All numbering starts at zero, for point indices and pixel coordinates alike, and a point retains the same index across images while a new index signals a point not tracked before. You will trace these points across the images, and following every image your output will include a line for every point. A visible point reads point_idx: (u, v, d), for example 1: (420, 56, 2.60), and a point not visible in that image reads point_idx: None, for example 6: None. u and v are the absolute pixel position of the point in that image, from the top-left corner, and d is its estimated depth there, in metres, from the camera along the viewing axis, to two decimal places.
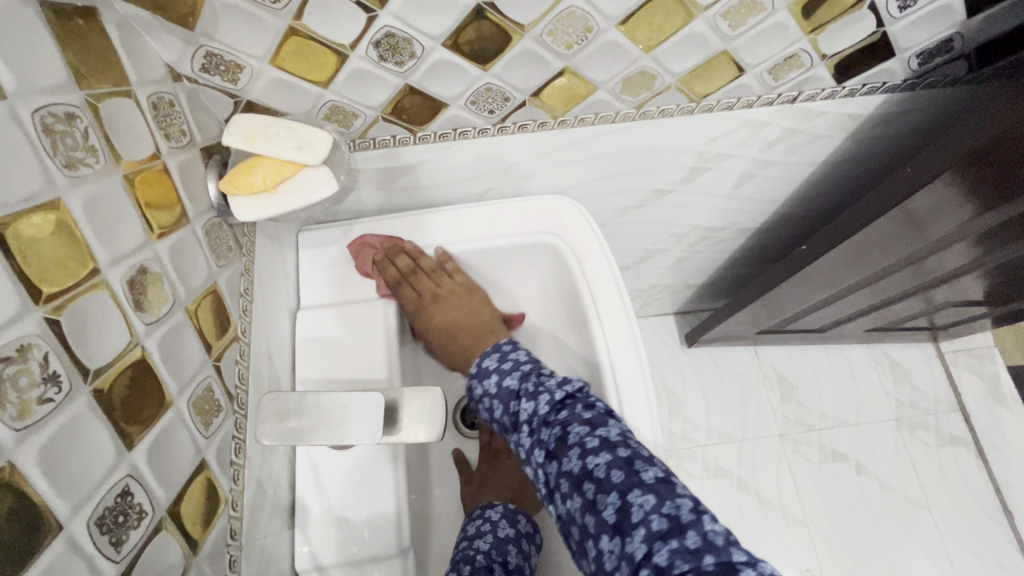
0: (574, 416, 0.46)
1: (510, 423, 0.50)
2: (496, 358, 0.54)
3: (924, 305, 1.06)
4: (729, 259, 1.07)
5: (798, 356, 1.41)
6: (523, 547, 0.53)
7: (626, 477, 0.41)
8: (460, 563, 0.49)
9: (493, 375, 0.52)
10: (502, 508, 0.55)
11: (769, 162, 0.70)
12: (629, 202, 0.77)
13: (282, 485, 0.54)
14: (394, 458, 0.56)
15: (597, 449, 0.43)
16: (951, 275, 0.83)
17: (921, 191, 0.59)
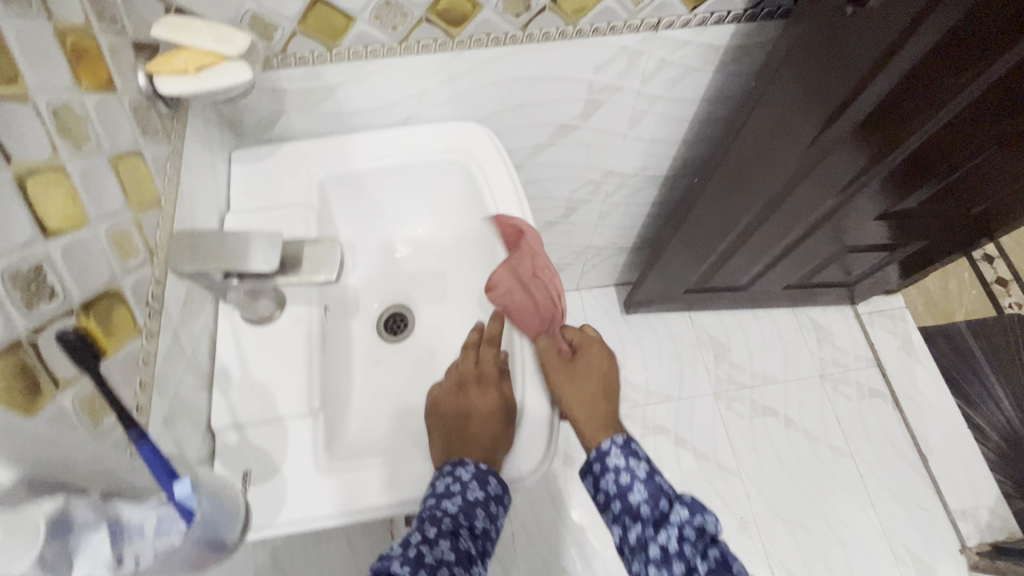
0: (694, 539, 0.51)
1: (652, 518, 0.54)
2: (623, 452, 0.58)
3: (835, 252, 1.18)
4: (651, 214, 1.17)
5: (730, 321, 1.50)
6: (490, 511, 0.55)
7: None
8: (427, 524, 0.51)
9: (637, 473, 0.57)
10: (475, 469, 0.55)
11: (654, 97, 0.81)
12: (539, 139, 0.87)
13: (204, 352, 0.59)
14: (310, 330, 0.62)
15: (717, 566, 0.49)
16: (857, 185, 0.92)
17: (769, 86, 0.72)
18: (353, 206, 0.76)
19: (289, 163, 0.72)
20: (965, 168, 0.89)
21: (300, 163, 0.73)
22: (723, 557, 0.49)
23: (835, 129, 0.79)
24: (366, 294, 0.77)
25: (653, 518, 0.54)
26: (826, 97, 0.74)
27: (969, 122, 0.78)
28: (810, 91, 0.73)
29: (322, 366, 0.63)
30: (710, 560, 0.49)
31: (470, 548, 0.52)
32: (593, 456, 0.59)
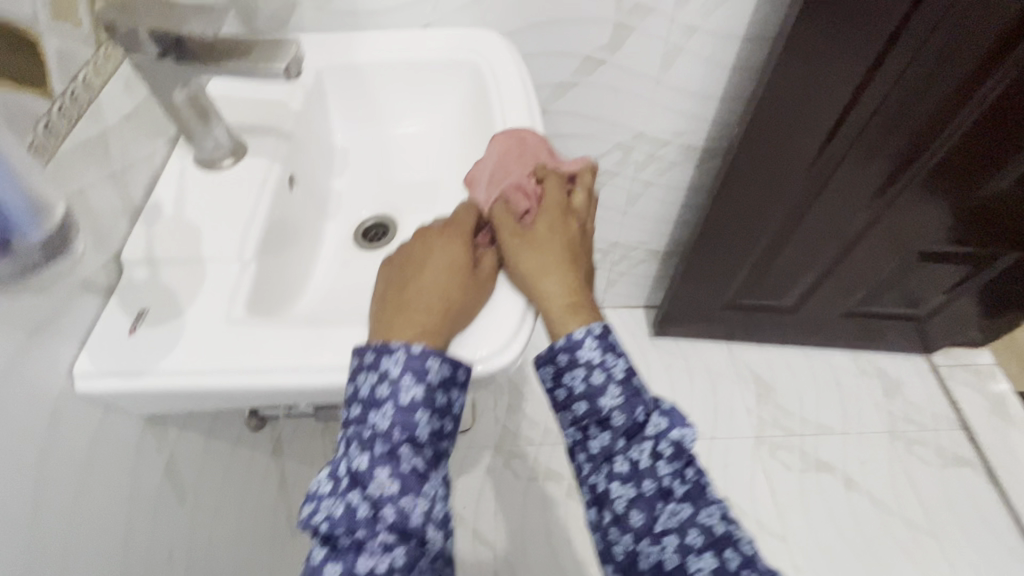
0: (672, 456, 0.45)
1: (624, 428, 0.47)
2: (599, 346, 0.48)
3: (893, 257, 1.08)
4: (686, 205, 1.07)
5: (777, 359, 1.30)
6: (438, 403, 0.43)
7: (707, 502, 0.44)
8: (357, 446, 0.41)
9: (613, 363, 0.49)
10: (404, 359, 0.42)
11: (690, 28, 0.74)
12: (563, 75, 0.80)
13: (139, 182, 0.52)
14: (265, 182, 0.55)
15: (688, 486, 0.45)
16: (908, 152, 0.89)
17: (791, 28, 0.71)
18: (351, 103, 0.70)
19: None
20: (1006, 130, 0.85)
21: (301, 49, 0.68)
22: (693, 474, 0.45)
23: (875, 77, 0.77)
24: (351, 198, 0.70)
25: (626, 429, 0.47)
26: (853, 36, 0.72)
27: (998, 67, 0.77)
28: (833, 34, 0.72)
29: (269, 225, 0.53)
30: (686, 481, 0.45)
31: (417, 464, 0.42)
32: (561, 348, 0.49)
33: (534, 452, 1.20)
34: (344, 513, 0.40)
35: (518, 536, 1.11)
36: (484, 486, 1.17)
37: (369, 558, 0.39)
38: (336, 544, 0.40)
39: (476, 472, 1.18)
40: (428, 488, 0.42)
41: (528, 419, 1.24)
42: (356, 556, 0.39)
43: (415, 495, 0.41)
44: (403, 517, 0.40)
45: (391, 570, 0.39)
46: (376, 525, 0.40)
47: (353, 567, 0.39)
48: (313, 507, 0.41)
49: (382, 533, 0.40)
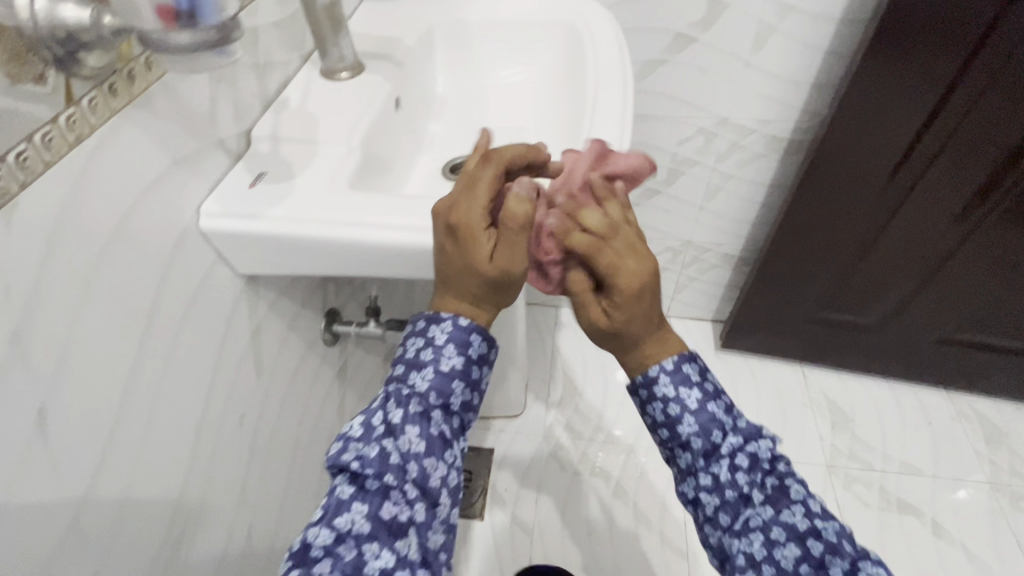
0: (751, 467, 0.41)
1: (705, 450, 0.42)
2: (678, 373, 0.43)
3: (989, 283, 1.01)
4: (766, 204, 1.04)
5: (856, 389, 1.19)
6: (473, 378, 0.45)
7: (806, 497, 0.41)
8: (394, 408, 0.43)
9: (692, 390, 0.43)
10: (451, 328, 0.44)
11: (788, 7, 0.77)
12: (654, 51, 0.84)
13: (274, 79, 0.59)
14: (376, 93, 0.61)
15: (790, 485, 0.41)
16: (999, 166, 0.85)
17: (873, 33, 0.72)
18: (456, 55, 0.77)
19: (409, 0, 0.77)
20: None
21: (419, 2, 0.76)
22: (777, 478, 0.41)
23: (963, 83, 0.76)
24: (446, 138, 0.75)
25: (721, 433, 0.42)
26: (939, 38, 0.72)
27: None
28: (918, 37, 0.72)
29: (375, 128, 0.59)
30: (770, 486, 0.41)
31: (445, 429, 0.44)
32: (643, 381, 0.44)
33: (582, 446, 1.17)
34: (375, 457, 0.41)
35: (558, 526, 1.07)
36: (527, 471, 1.15)
37: (393, 506, 0.41)
38: (362, 486, 0.41)
39: (521, 456, 1.16)
40: (448, 453, 0.44)
41: (580, 413, 1.22)
42: (380, 502, 0.41)
43: (437, 459, 0.43)
44: (425, 476, 0.42)
45: (410, 521, 0.41)
46: (403, 476, 0.41)
47: (378, 513, 0.40)
48: (341, 447, 0.42)
49: (407, 486, 0.41)
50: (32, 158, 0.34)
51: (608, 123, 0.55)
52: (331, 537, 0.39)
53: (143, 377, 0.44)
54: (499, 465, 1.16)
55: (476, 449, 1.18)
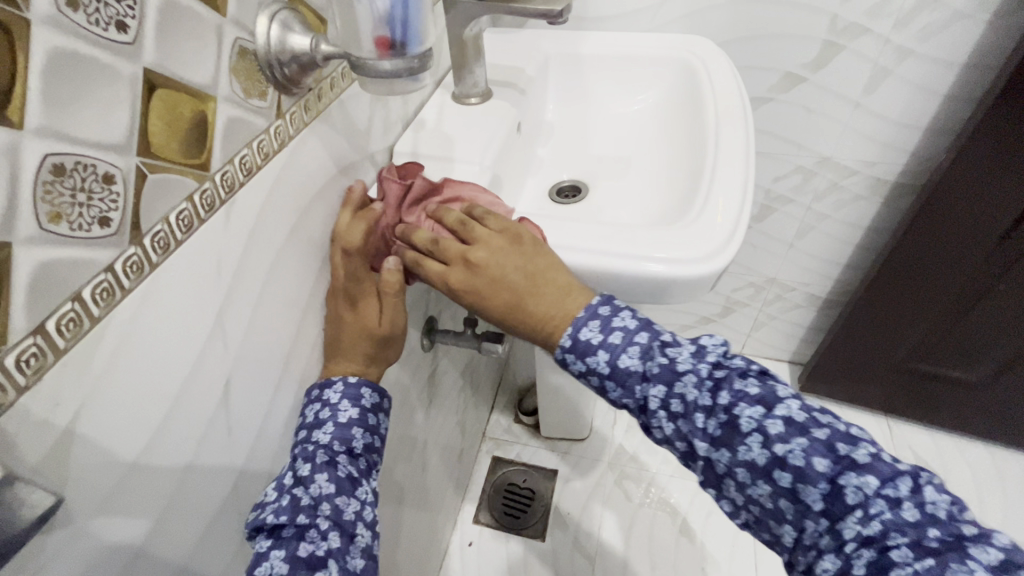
0: (705, 412, 0.39)
1: (642, 409, 0.42)
2: (598, 324, 0.42)
3: None
4: (863, 247, 1.01)
5: (950, 449, 1.12)
6: (370, 424, 0.48)
7: (762, 422, 0.37)
8: (298, 461, 0.44)
9: (600, 350, 0.42)
10: (343, 386, 0.48)
11: (906, 52, 0.76)
12: (760, 90, 0.85)
13: (413, 102, 0.65)
14: (503, 118, 0.65)
15: (785, 434, 0.36)
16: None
17: (1003, 84, 0.70)
18: (568, 84, 0.81)
19: (529, 32, 0.81)
20: None
21: (539, 35, 0.81)
22: (748, 416, 0.37)
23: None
24: (553, 160, 0.78)
25: (680, 394, 0.39)
26: None
27: None
28: None
29: (502, 150, 0.63)
30: (723, 424, 0.38)
31: (352, 470, 0.45)
32: (565, 346, 0.43)
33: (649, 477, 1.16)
34: (286, 505, 0.41)
35: (622, 556, 1.06)
36: (591, 497, 1.14)
37: (309, 543, 0.40)
38: (280, 535, 0.41)
39: (585, 480, 1.16)
40: (360, 490, 0.45)
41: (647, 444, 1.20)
42: (297, 544, 0.40)
43: (349, 496, 0.44)
44: (338, 511, 0.43)
45: (329, 554, 0.41)
46: (316, 514, 0.41)
47: (295, 552, 0.40)
48: (259, 510, 0.42)
49: (320, 521, 0.41)
50: (249, 160, 0.39)
51: (733, 159, 0.57)
52: None
53: (295, 364, 0.49)
54: (562, 486, 1.16)
55: (541, 469, 1.19)
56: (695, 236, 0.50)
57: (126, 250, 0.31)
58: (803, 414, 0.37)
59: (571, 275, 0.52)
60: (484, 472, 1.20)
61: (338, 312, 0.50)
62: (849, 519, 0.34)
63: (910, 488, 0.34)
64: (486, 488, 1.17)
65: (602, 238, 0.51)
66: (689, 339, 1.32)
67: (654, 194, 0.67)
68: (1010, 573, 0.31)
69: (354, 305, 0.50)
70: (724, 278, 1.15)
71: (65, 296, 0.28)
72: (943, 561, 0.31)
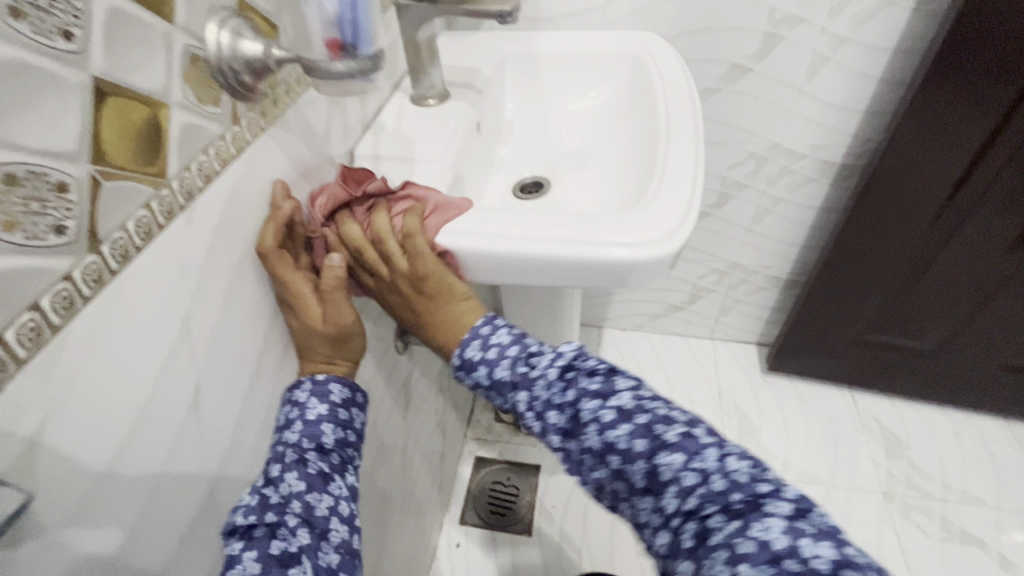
0: (558, 407, 0.42)
1: (512, 411, 0.45)
2: (480, 343, 0.47)
3: None
4: (816, 227, 1.06)
5: (910, 416, 1.18)
6: (342, 420, 0.48)
7: (598, 412, 0.39)
8: (270, 461, 0.44)
9: (480, 366, 0.46)
10: (310, 386, 0.48)
11: (840, 40, 0.81)
12: (710, 81, 0.88)
13: (372, 106, 0.66)
14: (461, 118, 0.67)
15: (614, 422, 0.38)
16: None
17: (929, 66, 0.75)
18: (524, 83, 0.83)
19: (483, 34, 0.83)
20: None
21: (493, 37, 0.83)
22: (581, 406, 0.40)
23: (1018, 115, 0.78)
24: (514, 158, 0.80)
25: (538, 397, 0.42)
26: (1000, 69, 0.75)
27: None
28: (976, 67, 0.75)
29: (461, 149, 0.65)
30: (569, 417, 0.41)
31: (324, 466, 0.45)
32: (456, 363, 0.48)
33: None
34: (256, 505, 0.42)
35: (608, 545, 1.08)
36: (574, 489, 1.16)
37: (281, 542, 0.41)
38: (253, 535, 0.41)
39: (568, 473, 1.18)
40: (333, 486, 0.45)
41: None
42: (269, 542, 0.41)
43: (320, 492, 0.44)
44: (309, 508, 0.43)
45: (301, 550, 0.41)
46: (285, 513, 0.42)
47: (267, 550, 0.41)
48: (231, 514, 0.42)
49: (289, 519, 0.42)
50: (206, 166, 0.39)
51: (683, 147, 0.59)
52: None
53: (266, 368, 0.49)
54: (545, 481, 1.17)
55: (524, 465, 1.20)
56: (649, 220, 0.52)
57: (83, 258, 0.31)
58: (631, 401, 0.39)
59: (532, 265, 0.53)
60: (468, 473, 1.20)
61: (283, 314, 0.50)
62: (669, 493, 0.36)
63: (717, 457, 0.36)
64: (471, 488, 1.18)
65: (557, 228, 0.52)
66: (661, 328, 1.35)
67: (612, 185, 0.70)
68: (802, 521, 0.32)
69: (294, 307, 0.48)
70: (689, 265, 1.19)
71: (24, 306, 0.28)
72: (747, 526, 0.33)
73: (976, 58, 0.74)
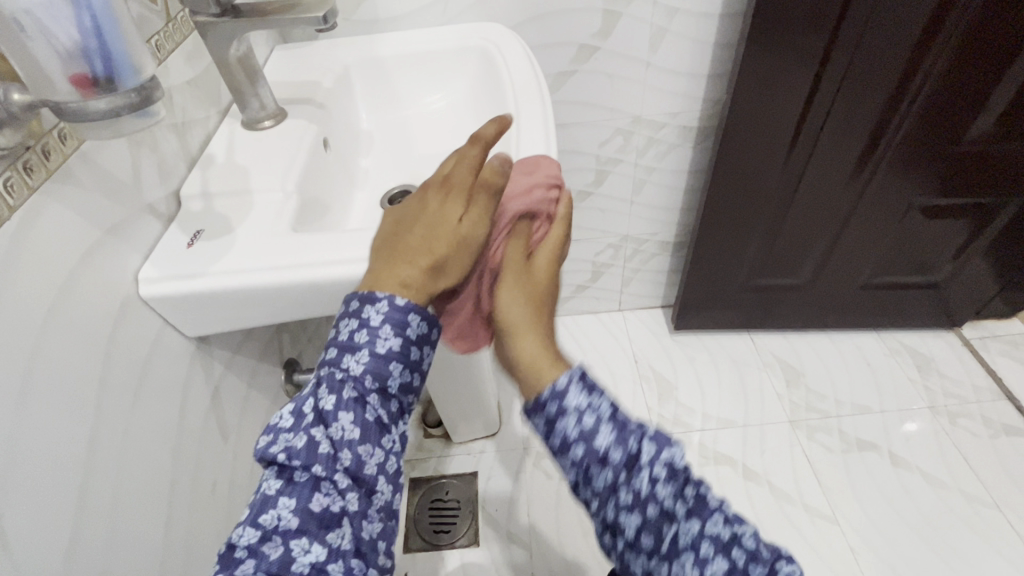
0: (668, 473, 0.41)
1: (618, 464, 0.41)
2: (583, 389, 0.43)
3: (895, 229, 1.10)
4: (690, 190, 1.12)
5: (802, 346, 1.28)
6: (411, 359, 0.46)
7: (719, 507, 0.41)
8: (332, 385, 0.44)
9: (575, 413, 0.42)
10: (387, 310, 0.44)
11: (672, 10, 0.83)
12: (562, 64, 0.89)
13: (196, 138, 0.59)
14: (303, 137, 0.61)
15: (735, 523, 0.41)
16: (876, 127, 0.94)
17: (751, 28, 0.80)
18: (376, 93, 0.79)
19: (320, 45, 0.78)
20: (998, 79, 0.88)
21: (332, 48, 0.78)
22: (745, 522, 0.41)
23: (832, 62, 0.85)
24: (379, 171, 0.76)
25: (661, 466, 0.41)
26: (812, 21, 0.80)
27: (966, 26, 0.82)
28: (791, 23, 0.80)
29: (308, 171, 0.60)
30: (688, 497, 0.41)
31: (381, 414, 0.46)
32: (546, 398, 0.43)
33: None
34: (307, 446, 0.43)
35: (556, 535, 1.08)
36: (514, 487, 1.15)
37: (323, 498, 0.43)
38: (292, 480, 0.43)
39: (505, 474, 1.16)
40: (385, 440, 0.46)
41: None
42: (311, 495, 0.43)
43: (371, 445, 0.45)
44: (358, 463, 0.44)
45: (343, 510, 0.44)
46: (333, 468, 0.43)
47: (308, 505, 0.43)
48: (279, 441, 0.43)
49: (338, 475, 0.43)
50: None
51: (534, 139, 0.58)
52: (258, 536, 0.42)
53: (102, 460, 0.42)
54: (485, 486, 1.15)
55: (461, 475, 1.17)
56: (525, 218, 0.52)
57: None
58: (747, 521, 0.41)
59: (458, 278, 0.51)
60: (405, 497, 1.15)
61: (429, 199, 0.47)
62: None
63: None
64: (411, 512, 1.12)
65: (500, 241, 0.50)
66: (571, 309, 1.37)
67: None
68: None
69: (449, 194, 0.47)
70: (584, 244, 1.21)
71: None
72: None
73: (788, 15, 0.79)
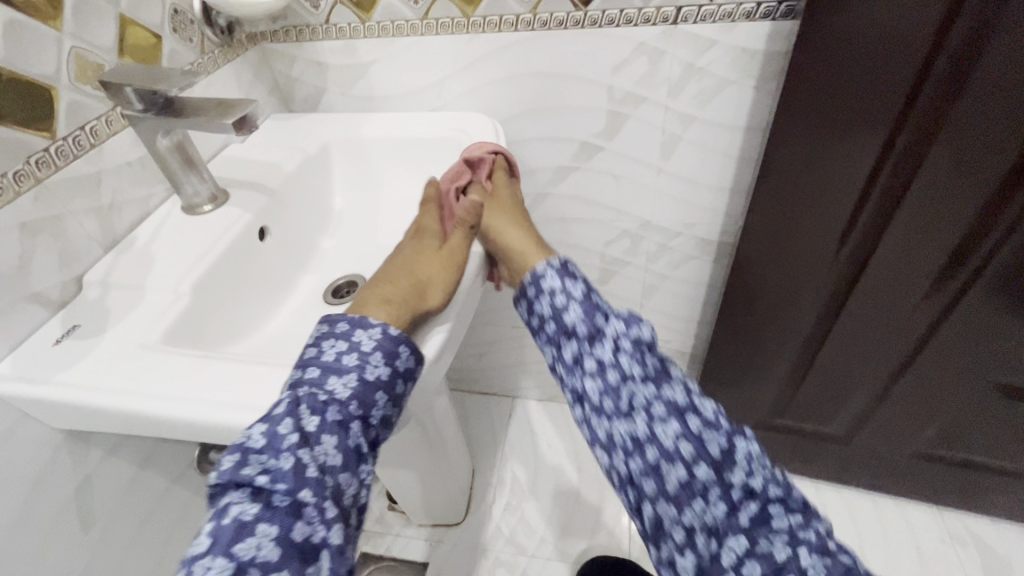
0: (631, 350, 0.49)
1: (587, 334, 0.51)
2: (559, 274, 0.53)
3: (963, 399, 0.88)
4: (710, 304, 0.98)
5: (835, 504, 1.06)
6: (398, 391, 0.47)
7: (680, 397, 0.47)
8: (316, 409, 0.43)
9: (557, 295, 0.52)
10: (380, 336, 0.46)
11: (688, 117, 0.73)
12: (563, 159, 0.81)
13: (126, 217, 0.58)
14: (229, 228, 0.59)
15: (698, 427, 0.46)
16: (941, 274, 0.74)
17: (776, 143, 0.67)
18: (352, 173, 0.77)
19: (309, 123, 0.77)
20: None
21: (318, 126, 0.77)
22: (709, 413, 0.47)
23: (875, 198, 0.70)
24: (334, 258, 0.72)
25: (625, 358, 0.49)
26: (856, 149, 0.66)
27: None
28: (829, 147, 0.66)
29: (224, 267, 0.57)
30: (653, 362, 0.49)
31: (360, 442, 0.45)
32: (529, 280, 0.54)
33: (525, 562, 1.07)
34: (292, 470, 0.40)
35: None
36: None
37: (306, 527, 0.40)
38: (269, 503, 0.40)
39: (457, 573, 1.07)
40: (361, 469, 0.46)
41: (525, 524, 1.12)
42: (294, 522, 0.40)
43: (351, 472, 0.44)
44: (338, 491, 0.43)
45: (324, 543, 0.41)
46: (315, 494, 0.41)
47: (288, 534, 0.39)
48: (257, 464, 0.40)
49: (321, 501, 0.41)
50: None
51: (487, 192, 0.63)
52: (230, 566, 0.37)
53: None
54: None
55: (412, 563, 1.09)
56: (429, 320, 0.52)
57: None
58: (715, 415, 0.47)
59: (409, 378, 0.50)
60: None
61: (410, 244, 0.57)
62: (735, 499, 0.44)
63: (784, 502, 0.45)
64: None
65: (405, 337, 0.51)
66: None
67: None
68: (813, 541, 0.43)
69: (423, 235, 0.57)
70: None
71: None
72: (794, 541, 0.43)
73: (826, 135, 0.66)
